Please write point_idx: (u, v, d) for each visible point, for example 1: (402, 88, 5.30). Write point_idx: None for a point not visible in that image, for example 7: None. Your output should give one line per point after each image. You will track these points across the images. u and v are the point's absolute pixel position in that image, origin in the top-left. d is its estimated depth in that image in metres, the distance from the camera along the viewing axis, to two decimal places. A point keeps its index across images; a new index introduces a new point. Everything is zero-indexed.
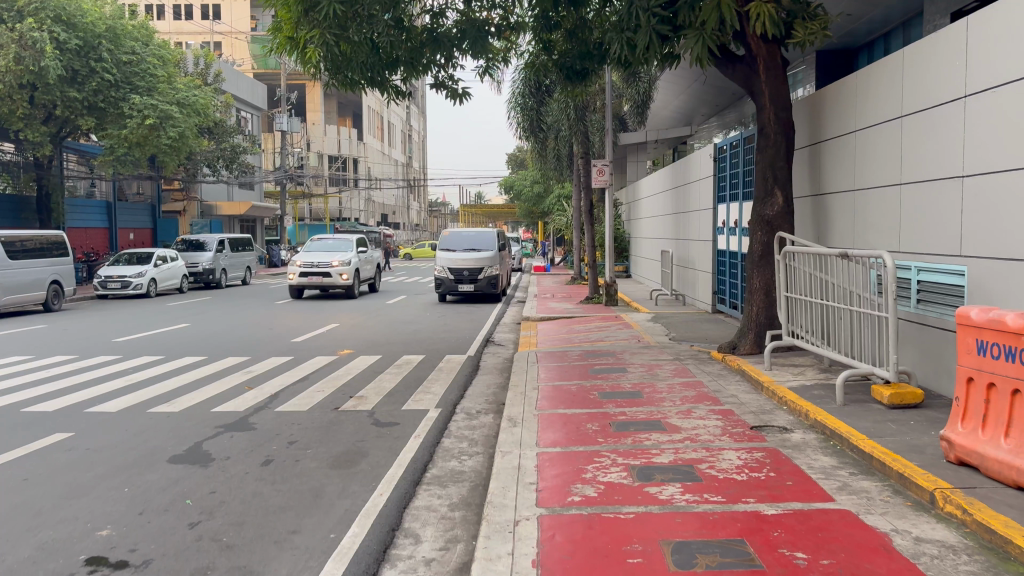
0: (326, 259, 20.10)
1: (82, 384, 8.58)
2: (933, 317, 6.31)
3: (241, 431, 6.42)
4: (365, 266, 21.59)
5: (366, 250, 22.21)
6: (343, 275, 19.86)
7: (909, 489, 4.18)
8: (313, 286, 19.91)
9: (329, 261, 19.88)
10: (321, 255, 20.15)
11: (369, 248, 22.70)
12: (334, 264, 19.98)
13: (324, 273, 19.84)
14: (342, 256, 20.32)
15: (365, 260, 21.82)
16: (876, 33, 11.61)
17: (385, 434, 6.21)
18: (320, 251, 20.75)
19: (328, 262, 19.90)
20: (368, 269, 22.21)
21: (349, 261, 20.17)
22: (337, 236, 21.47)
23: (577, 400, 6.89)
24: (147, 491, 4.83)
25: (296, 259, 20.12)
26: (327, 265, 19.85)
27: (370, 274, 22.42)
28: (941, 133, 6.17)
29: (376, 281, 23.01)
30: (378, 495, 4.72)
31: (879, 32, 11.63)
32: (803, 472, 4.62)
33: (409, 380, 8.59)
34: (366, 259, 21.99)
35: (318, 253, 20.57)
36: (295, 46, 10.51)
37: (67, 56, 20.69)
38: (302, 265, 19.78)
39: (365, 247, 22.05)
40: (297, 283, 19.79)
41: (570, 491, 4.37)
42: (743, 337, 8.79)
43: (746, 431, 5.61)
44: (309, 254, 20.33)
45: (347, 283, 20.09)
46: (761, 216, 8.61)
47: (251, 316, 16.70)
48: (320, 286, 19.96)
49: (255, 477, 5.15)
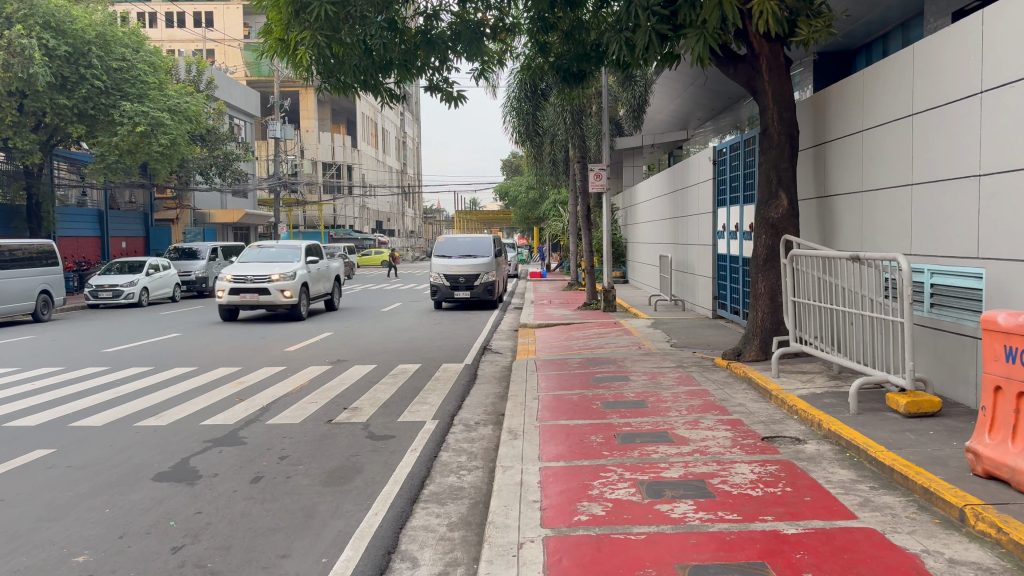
0: (265, 272, 16.33)
1: (68, 397, 8.31)
2: (949, 322, 6.10)
3: (231, 445, 6.15)
4: (316, 280, 17.83)
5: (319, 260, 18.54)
6: (284, 293, 16.11)
7: (936, 505, 3.96)
8: (247, 305, 16.13)
9: (268, 275, 16.09)
10: (258, 268, 16.38)
11: (324, 258, 18.97)
12: (272, 277, 16.18)
13: (261, 289, 16.03)
14: (283, 268, 16.51)
15: (317, 273, 18.10)
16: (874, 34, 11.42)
17: (380, 449, 5.96)
18: (259, 262, 16.99)
19: (265, 275, 16.09)
20: (323, 282, 18.53)
21: (294, 274, 16.44)
22: (279, 242, 17.72)
23: (579, 411, 6.64)
24: (129, 512, 4.57)
25: (227, 271, 16.28)
26: (264, 280, 16.03)
27: (324, 289, 18.63)
28: (956, 131, 5.95)
29: (333, 296, 19.23)
30: (373, 515, 4.47)
31: (878, 33, 11.42)
32: (821, 487, 4.38)
33: (404, 390, 8.33)
34: (319, 271, 18.24)
35: (256, 264, 16.74)
36: (286, 48, 10.30)
37: (56, 63, 20.44)
38: (233, 279, 15.95)
39: (316, 256, 18.26)
40: (229, 301, 16.01)
41: (576, 509, 4.13)
42: (748, 343, 8.55)
43: (758, 442, 5.37)
44: (243, 266, 16.49)
45: (290, 301, 16.30)
46: (766, 219, 8.39)
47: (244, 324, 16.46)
48: (256, 305, 16.13)
49: (243, 496, 4.89)
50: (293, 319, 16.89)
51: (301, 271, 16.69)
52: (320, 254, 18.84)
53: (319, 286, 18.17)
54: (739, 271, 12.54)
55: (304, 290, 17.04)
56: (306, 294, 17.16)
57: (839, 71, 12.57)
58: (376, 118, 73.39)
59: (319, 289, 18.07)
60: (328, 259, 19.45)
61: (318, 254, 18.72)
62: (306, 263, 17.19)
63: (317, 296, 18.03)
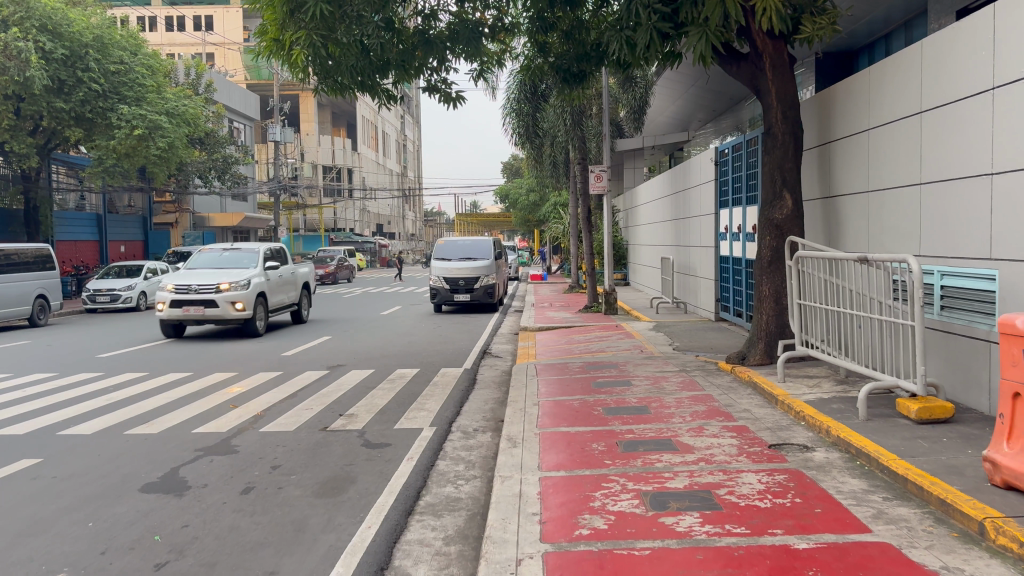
0: (212, 280, 13.81)
1: (59, 404, 8.14)
2: (960, 325, 5.94)
3: (223, 454, 5.99)
4: (276, 290, 15.35)
5: (281, 266, 16.07)
6: (235, 305, 13.60)
7: (953, 517, 3.79)
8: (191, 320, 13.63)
9: (216, 283, 13.59)
10: (205, 276, 13.88)
11: (288, 264, 16.44)
12: (221, 287, 13.68)
13: (207, 301, 13.55)
14: (236, 276, 14.08)
15: (280, 281, 15.61)
16: (876, 34, 11.26)
17: (375, 457, 5.78)
18: (208, 269, 14.51)
19: (213, 284, 13.65)
20: (287, 291, 16.09)
21: (247, 283, 13.95)
22: (234, 246, 15.25)
23: (580, 417, 6.47)
24: (114, 526, 4.40)
25: (169, 280, 13.82)
26: (210, 290, 13.53)
27: (289, 300, 16.15)
28: (967, 129, 5.79)
29: (299, 307, 16.75)
30: (366, 528, 4.30)
31: (880, 33, 11.26)
32: (832, 498, 4.21)
33: (402, 396, 8.16)
34: (283, 279, 15.77)
35: (204, 271, 14.28)
36: (281, 49, 10.15)
37: (52, 66, 20.30)
38: (174, 289, 13.49)
39: (279, 262, 15.81)
40: (170, 315, 13.56)
41: (577, 523, 3.96)
42: (753, 347, 8.38)
43: (765, 450, 5.20)
44: (188, 274, 14.01)
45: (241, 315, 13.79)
46: (770, 220, 8.23)
47: (224, 332, 15.41)
48: (201, 320, 13.63)
49: (232, 508, 4.72)
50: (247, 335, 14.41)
51: (256, 279, 14.18)
52: (285, 260, 16.41)
53: (282, 296, 15.67)
54: (743, 273, 12.37)
55: (262, 301, 14.52)
56: (265, 306, 14.72)
57: (840, 71, 12.39)
58: (376, 121, 73.25)
59: (281, 300, 15.60)
60: (295, 264, 16.97)
61: (281, 259, 16.19)
62: (264, 269, 14.71)
63: (278, 307, 15.50)
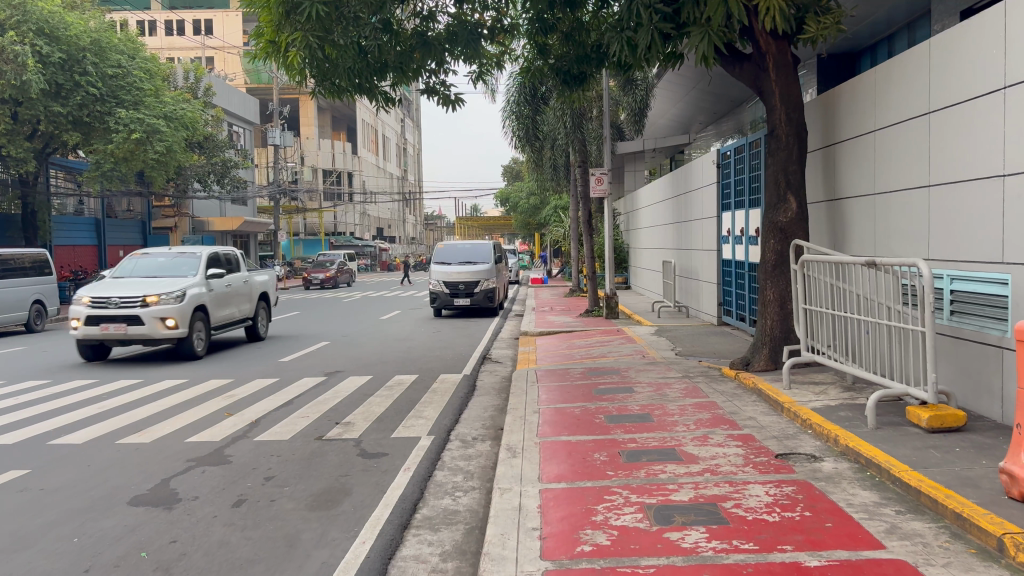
0: (137, 292, 11.30)
1: (51, 412, 7.99)
2: (970, 331, 5.79)
3: (215, 465, 5.84)
4: (224, 303, 12.83)
5: (230, 273, 13.51)
6: (165, 322, 11.11)
7: (971, 532, 3.64)
8: (114, 341, 11.16)
9: (141, 296, 11.10)
10: (130, 287, 11.38)
11: (241, 272, 13.92)
12: (148, 300, 11.17)
13: (130, 318, 11.06)
14: (168, 286, 11.56)
15: (228, 293, 13.10)
16: (878, 35, 11.10)
17: (371, 468, 5.63)
18: (139, 277, 12.04)
19: (138, 297, 11.15)
20: (238, 304, 13.57)
21: (181, 295, 11.43)
22: (172, 250, 12.77)
23: (581, 425, 6.32)
24: (99, 542, 4.26)
25: (84, 292, 11.32)
26: (134, 304, 11.05)
27: (239, 313, 13.55)
28: (978, 129, 5.65)
29: (253, 322, 14.18)
30: (360, 544, 4.16)
31: (882, 34, 11.10)
32: (843, 511, 4.06)
33: (400, 404, 8.02)
34: (233, 290, 13.29)
35: (131, 281, 11.77)
36: (278, 50, 10.03)
37: (49, 70, 20.18)
38: (90, 303, 11.03)
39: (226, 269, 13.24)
40: (85, 335, 11.08)
41: (579, 539, 3.81)
42: (757, 352, 8.23)
43: (772, 460, 5.06)
44: (111, 285, 11.54)
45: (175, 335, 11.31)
46: (773, 224, 8.09)
47: (159, 354, 12.83)
48: (124, 341, 11.14)
49: (222, 522, 4.57)
50: (184, 358, 11.87)
51: (193, 290, 11.67)
52: (238, 267, 13.93)
53: (231, 311, 13.16)
54: (745, 277, 12.21)
55: (201, 317, 11.99)
56: (205, 323, 12.17)
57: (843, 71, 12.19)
58: (376, 124, 73.16)
59: (229, 315, 13.01)
60: (251, 271, 14.48)
61: (231, 266, 13.64)
62: (205, 278, 12.20)
63: (226, 323, 12.98)
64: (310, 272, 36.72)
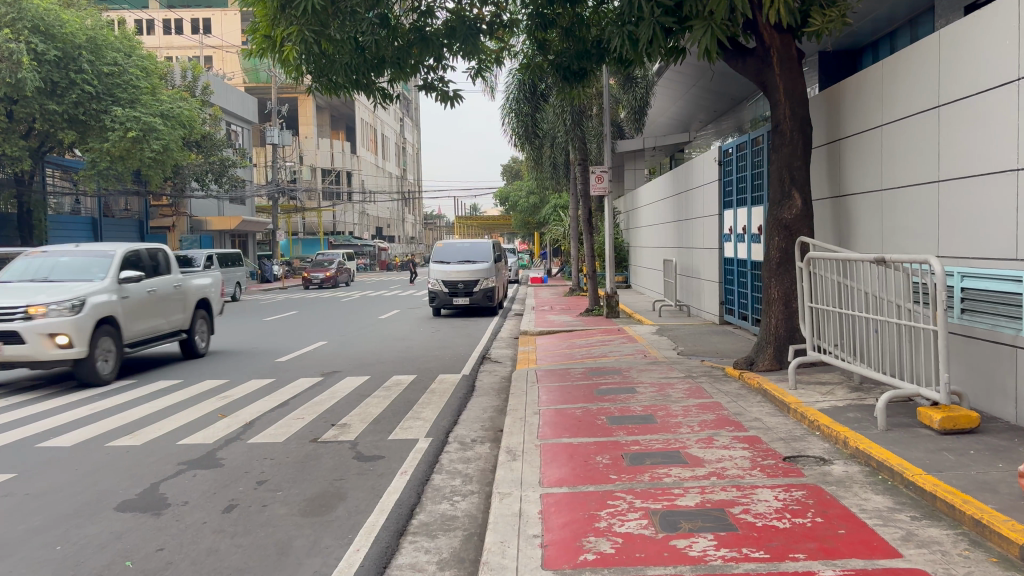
0: (21, 299, 8.81)
1: (41, 414, 7.84)
2: (983, 329, 5.63)
3: (207, 468, 5.69)
4: (146, 312, 10.36)
5: (158, 274, 11.02)
6: (54, 340, 8.61)
7: (991, 540, 3.49)
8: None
9: (22, 305, 8.62)
10: (15, 293, 8.92)
11: (173, 274, 11.44)
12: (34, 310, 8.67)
13: (7, 334, 8.58)
14: (63, 291, 9.07)
15: (151, 300, 10.56)
16: (880, 32, 10.91)
17: (367, 472, 5.47)
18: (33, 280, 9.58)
19: (21, 306, 8.65)
20: (170, 313, 11.09)
21: (78, 303, 8.92)
22: (82, 246, 10.32)
23: (583, 427, 6.16)
24: (83, 549, 4.09)
25: None
26: (13, 315, 8.57)
27: (168, 325, 11.02)
28: (991, 122, 5.49)
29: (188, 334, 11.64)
30: (354, 552, 4.00)
31: (884, 30, 10.89)
32: (856, 517, 3.89)
33: (397, 404, 7.86)
34: (158, 297, 10.73)
35: (18, 285, 9.27)
36: (273, 45, 9.88)
37: (44, 68, 20.01)
38: None
39: (149, 270, 10.77)
40: None
41: (582, 547, 3.65)
42: (761, 352, 8.07)
43: (780, 463, 4.90)
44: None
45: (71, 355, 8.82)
46: (778, 221, 7.94)
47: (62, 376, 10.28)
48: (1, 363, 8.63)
49: (212, 528, 4.41)
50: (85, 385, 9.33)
51: (95, 297, 9.15)
52: (168, 269, 11.38)
53: (156, 322, 10.61)
54: (748, 275, 12.05)
55: (108, 332, 9.43)
56: (115, 338, 9.59)
57: (843, 68, 11.95)
58: (375, 124, 73.01)
59: (152, 327, 10.51)
60: (186, 273, 11.94)
61: (159, 266, 11.15)
62: (116, 282, 9.69)
63: (148, 336, 10.47)
64: (310, 272, 36.55)
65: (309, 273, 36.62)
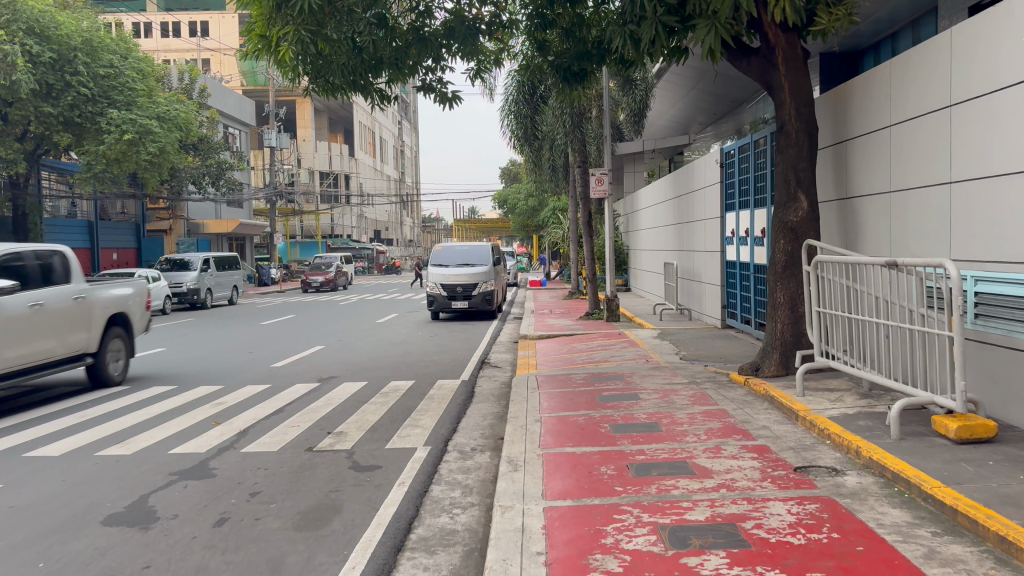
0: None
1: (31, 421, 7.67)
2: (997, 335, 5.48)
3: (199, 479, 5.51)
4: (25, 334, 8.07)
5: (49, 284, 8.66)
6: None
7: (1018, 558, 3.33)
8: None
9: None
10: None
11: (74, 283, 9.09)
12: None
13: None
14: None
15: (35, 319, 8.27)
16: (881, 34, 10.73)
17: (363, 483, 5.29)
18: None
19: None
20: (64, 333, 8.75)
21: None
22: None
23: (585, 435, 5.99)
24: (66, 567, 3.92)
25: None
26: None
27: (61, 350, 8.71)
28: (1006, 121, 5.33)
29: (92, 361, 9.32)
30: (349, 570, 3.83)
31: (886, 32, 10.70)
32: (873, 532, 3.72)
33: (395, 412, 7.69)
34: (46, 313, 8.43)
35: None
36: (268, 46, 9.71)
37: (40, 70, 19.84)
38: None
39: (34, 279, 8.44)
40: None
41: (588, 566, 3.48)
42: (767, 358, 7.90)
43: (792, 475, 4.73)
44: None
45: None
46: (783, 223, 7.78)
47: None
48: None
49: (201, 544, 4.23)
50: None
51: None
52: (65, 277, 8.99)
53: (40, 346, 8.32)
54: (750, 278, 11.88)
55: None
56: None
57: (845, 69, 11.78)
58: (373, 126, 72.90)
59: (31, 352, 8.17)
60: (95, 283, 9.58)
61: (53, 274, 8.79)
62: None
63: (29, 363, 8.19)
64: (309, 275, 36.40)
65: (308, 277, 36.47)
